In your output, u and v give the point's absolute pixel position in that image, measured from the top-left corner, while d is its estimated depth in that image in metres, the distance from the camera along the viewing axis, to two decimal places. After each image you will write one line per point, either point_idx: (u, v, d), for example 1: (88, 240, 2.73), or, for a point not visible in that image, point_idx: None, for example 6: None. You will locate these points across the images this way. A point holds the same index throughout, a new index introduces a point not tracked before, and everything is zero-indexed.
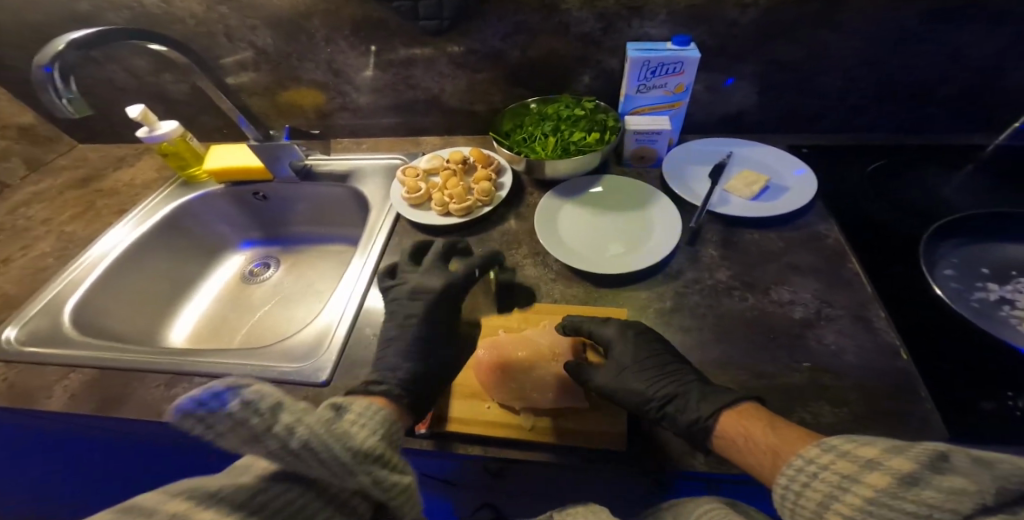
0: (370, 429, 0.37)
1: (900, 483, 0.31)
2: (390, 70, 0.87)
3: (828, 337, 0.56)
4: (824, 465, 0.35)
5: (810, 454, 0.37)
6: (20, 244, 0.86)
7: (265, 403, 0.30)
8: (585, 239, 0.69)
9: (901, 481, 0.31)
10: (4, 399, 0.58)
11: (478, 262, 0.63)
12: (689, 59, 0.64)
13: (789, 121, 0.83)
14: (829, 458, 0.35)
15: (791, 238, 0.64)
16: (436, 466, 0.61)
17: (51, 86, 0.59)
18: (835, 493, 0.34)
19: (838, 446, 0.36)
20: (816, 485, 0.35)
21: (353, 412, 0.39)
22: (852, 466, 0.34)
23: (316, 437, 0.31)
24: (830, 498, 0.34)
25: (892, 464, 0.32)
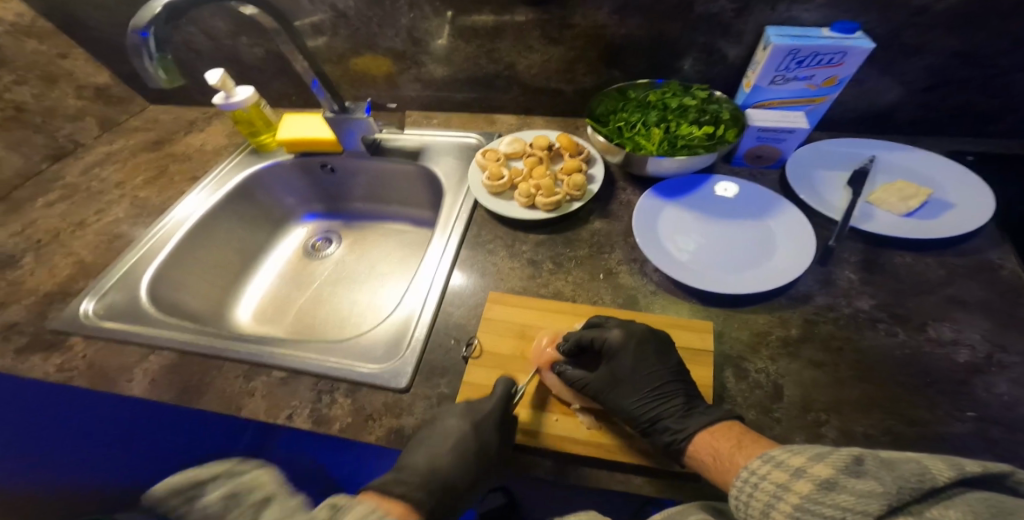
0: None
1: (819, 488, 0.36)
2: (474, 41, 0.80)
3: (999, 386, 0.47)
4: (761, 475, 0.39)
5: (751, 466, 0.40)
6: (95, 207, 0.85)
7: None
8: (687, 242, 0.63)
9: (818, 485, 0.36)
10: (86, 379, 0.61)
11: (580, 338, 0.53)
12: (856, 51, 0.60)
13: (937, 123, 0.72)
14: (765, 467, 0.39)
15: (954, 265, 0.57)
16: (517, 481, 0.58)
17: (145, 52, 0.59)
18: (770, 501, 0.37)
19: (775, 456, 0.39)
20: (755, 493, 0.39)
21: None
22: (782, 473, 0.38)
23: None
24: (767, 506, 0.37)
25: (813, 471, 0.37)
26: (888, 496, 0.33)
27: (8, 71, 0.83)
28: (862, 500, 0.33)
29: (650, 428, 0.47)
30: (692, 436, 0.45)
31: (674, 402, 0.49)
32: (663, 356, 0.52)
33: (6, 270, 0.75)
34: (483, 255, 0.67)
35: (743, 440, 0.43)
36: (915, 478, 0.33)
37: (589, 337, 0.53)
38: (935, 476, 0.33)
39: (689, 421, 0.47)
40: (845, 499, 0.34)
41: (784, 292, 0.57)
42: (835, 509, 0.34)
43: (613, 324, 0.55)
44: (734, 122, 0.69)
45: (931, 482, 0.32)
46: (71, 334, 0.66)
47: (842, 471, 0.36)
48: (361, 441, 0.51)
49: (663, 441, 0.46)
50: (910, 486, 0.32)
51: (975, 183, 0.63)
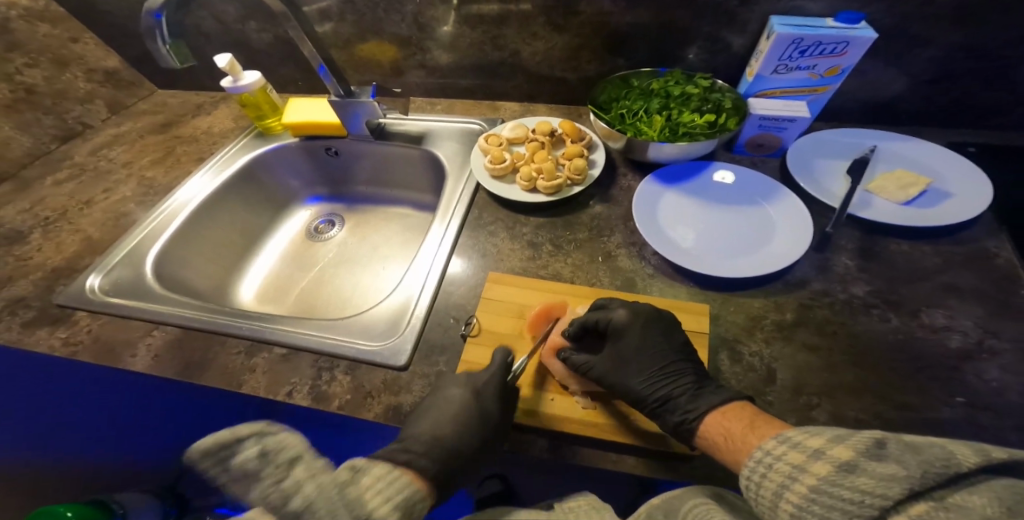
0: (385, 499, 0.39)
1: (837, 470, 0.34)
2: (479, 27, 0.80)
3: (989, 372, 0.48)
4: (775, 456, 0.38)
5: (764, 447, 0.39)
6: (102, 187, 0.86)
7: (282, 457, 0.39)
8: (691, 229, 0.63)
9: (837, 468, 0.34)
10: (91, 353, 0.62)
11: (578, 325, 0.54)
12: (859, 41, 0.60)
13: (938, 114, 0.72)
14: (780, 448, 0.38)
15: (950, 254, 0.58)
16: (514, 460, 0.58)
17: (158, 34, 0.61)
18: (784, 481, 0.36)
19: (790, 437, 0.39)
20: (767, 474, 0.38)
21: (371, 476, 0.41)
22: (798, 455, 0.37)
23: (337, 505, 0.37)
24: (781, 487, 0.36)
25: (832, 453, 0.35)
26: (910, 480, 0.31)
27: (20, 52, 0.84)
28: (882, 483, 0.32)
29: (660, 409, 0.48)
30: (703, 416, 0.45)
31: (680, 381, 0.49)
32: (668, 336, 0.52)
33: (15, 246, 0.76)
34: (483, 238, 0.68)
35: (756, 420, 0.43)
36: (940, 462, 0.31)
37: (595, 320, 0.54)
38: (960, 462, 0.31)
39: (699, 401, 0.47)
40: (864, 483, 0.32)
41: (781, 277, 0.58)
42: (854, 493, 0.32)
43: (618, 304, 0.56)
44: (736, 112, 0.69)
45: (956, 468, 0.31)
46: (77, 310, 0.67)
47: (862, 454, 0.34)
48: (360, 417, 0.52)
49: (673, 422, 0.46)
50: (935, 471, 0.31)
51: (974, 173, 0.63)
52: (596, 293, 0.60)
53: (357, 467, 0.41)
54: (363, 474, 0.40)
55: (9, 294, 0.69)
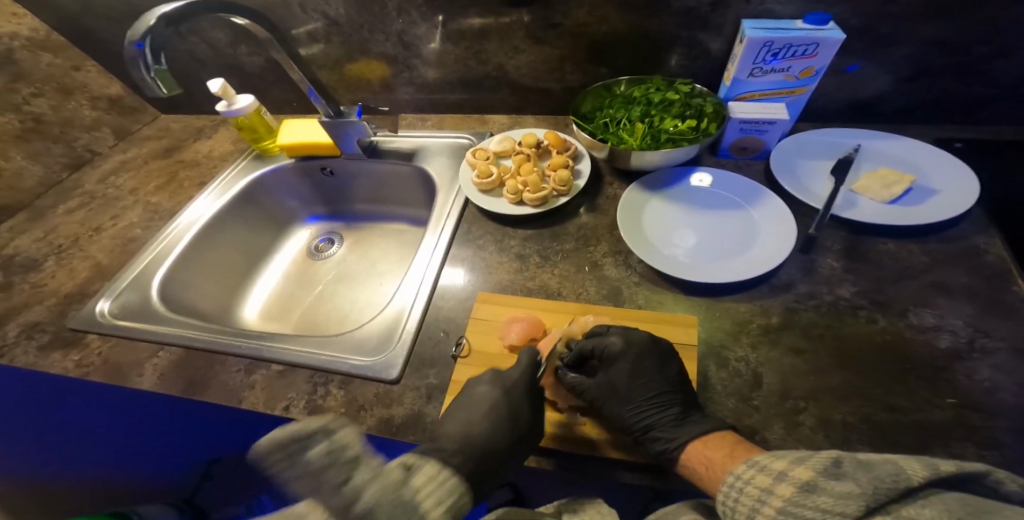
0: (436, 500, 0.39)
1: (799, 490, 0.35)
2: (463, 43, 0.82)
3: (980, 372, 0.47)
4: (745, 479, 0.38)
5: (736, 471, 0.40)
6: (110, 213, 0.89)
7: (343, 456, 0.34)
8: (682, 238, 0.63)
9: (798, 488, 0.35)
10: (101, 374, 0.64)
11: (574, 357, 0.54)
12: (828, 42, 0.61)
13: (923, 109, 0.72)
14: (749, 472, 0.39)
15: (937, 252, 0.57)
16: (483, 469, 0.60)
17: (142, 62, 0.63)
18: (755, 504, 0.37)
19: (759, 460, 0.39)
20: (740, 497, 0.38)
21: (422, 475, 0.41)
22: (766, 478, 0.37)
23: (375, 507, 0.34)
24: (752, 510, 0.37)
25: (794, 474, 0.36)
26: (864, 497, 0.32)
27: (26, 83, 0.88)
28: (839, 501, 0.33)
29: (642, 437, 0.47)
30: (684, 446, 0.45)
31: (667, 410, 0.48)
32: (662, 367, 0.51)
33: (29, 273, 0.79)
34: (472, 250, 0.69)
35: (737, 449, 0.43)
36: (890, 478, 0.32)
37: (591, 347, 0.54)
38: (910, 476, 0.32)
39: (681, 430, 0.46)
40: (824, 502, 0.34)
41: (766, 280, 0.58)
42: (815, 511, 0.33)
43: (615, 332, 0.54)
44: (716, 116, 0.70)
45: (906, 482, 0.32)
46: (87, 333, 0.69)
47: (821, 474, 0.35)
48: (354, 430, 0.53)
49: (655, 450, 0.46)
50: (886, 486, 0.32)
51: (961, 166, 0.62)
52: (585, 305, 0.59)
53: (408, 464, 0.41)
54: (416, 473, 0.41)
55: (25, 320, 0.72)
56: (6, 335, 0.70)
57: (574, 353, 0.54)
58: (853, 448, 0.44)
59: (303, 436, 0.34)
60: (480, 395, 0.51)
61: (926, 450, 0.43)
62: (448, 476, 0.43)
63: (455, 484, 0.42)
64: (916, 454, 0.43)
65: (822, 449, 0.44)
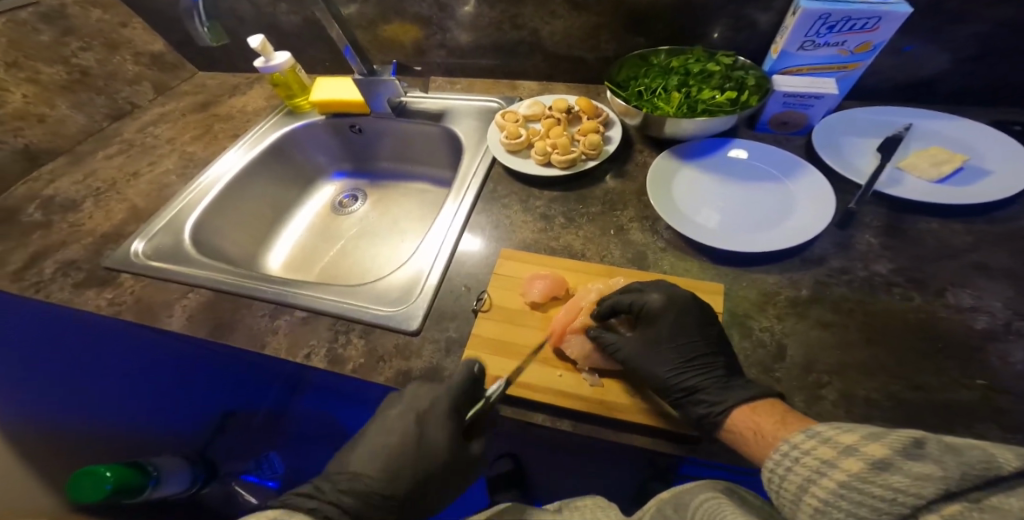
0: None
1: (869, 467, 0.32)
2: (498, 6, 0.81)
3: (1015, 354, 0.45)
4: (804, 450, 0.36)
5: (791, 440, 0.38)
6: (147, 161, 0.92)
7: None
8: (721, 209, 0.61)
9: (867, 465, 0.32)
10: (132, 310, 0.67)
11: (604, 310, 0.52)
12: (892, 16, 0.57)
13: (979, 88, 0.68)
14: (809, 443, 0.37)
15: (983, 232, 0.54)
16: None
17: (194, 15, 0.64)
18: (811, 476, 0.35)
19: (822, 432, 0.37)
20: (794, 466, 0.36)
21: None
22: (829, 450, 0.35)
23: None
24: (806, 481, 0.35)
25: (864, 450, 0.33)
26: (945, 481, 0.28)
27: (75, 37, 0.93)
28: (914, 482, 0.29)
29: (685, 399, 0.46)
30: (731, 410, 0.44)
31: (710, 373, 0.47)
32: (703, 326, 0.50)
33: (69, 213, 0.82)
34: (497, 210, 0.69)
35: (789, 416, 0.41)
36: (981, 465, 0.28)
37: (629, 302, 0.52)
38: (1003, 464, 0.27)
39: (728, 394, 0.45)
40: (896, 482, 0.30)
41: (799, 254, 0.56)
42: (884, 490, 0.30)
43: (655, 287, 0.53)
44: (758, 88, 0.68)
45: (999, 470, 0.27)
46: (121, 272, 0.72)
47: (897, 452, 0.31)
48: (373, 379, 0.54)
49: (697, 414, 0.45)
50: (975, 473, 0.27)
51: (1020, 152, 0.59)
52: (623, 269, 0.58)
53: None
54: None
55: (63, 256, 0.75)
56: (43, 271, 0.73)
57: (604, 305, 0.52)
58: (876, 424, 0.43)
59: None
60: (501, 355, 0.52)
61: (954, 429, 0.41)
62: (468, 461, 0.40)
63: (476, 473, 0.40)
64: (941, 431, 0.41)
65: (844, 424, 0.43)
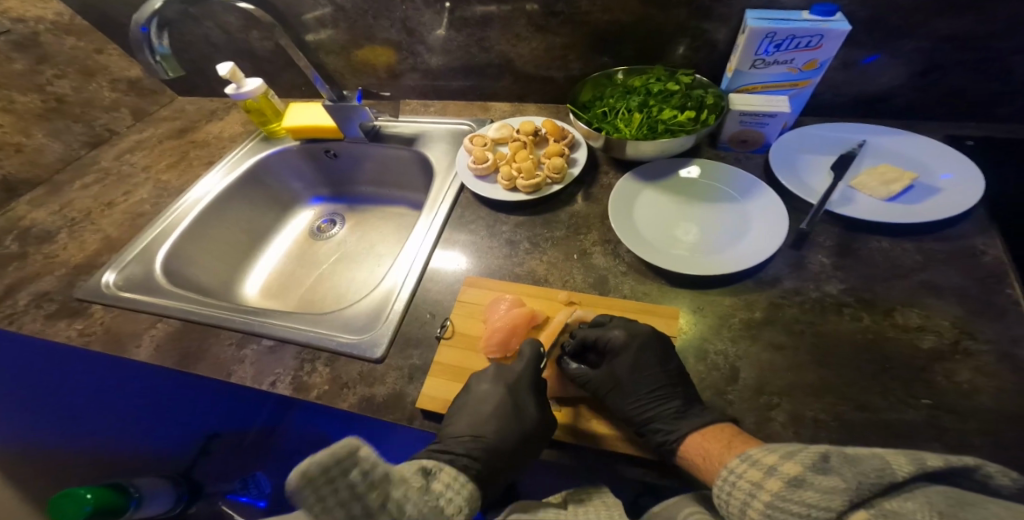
0: (455, 505, 0.41)
1: (787, 485, 0.35)
2: (465, 30, 0.82)
3: (960, 374, 0.46)
4: (738, 474, 0.38)
5: (729, 465, 0.39)
6: (123, 189, 0.93)
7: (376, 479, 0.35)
8: (685, 235, 0.62)
9: (786, 483, 0.35)
10: (102, 342, 0.67)
11: (574, 344, 0.55)
12: (833, 33, 0.59)
13: (933, 105, 0.70)
14: (741, 466, 0.38)
15: (932, 251, 0.56)
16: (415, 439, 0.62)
17: (147, 46, 0.66)
18: (747, 498, 0.37)
19: (750, 454, 0.39)
20: (733, 490, 0.38)
21: (440, 480, 0.43)
22: (756, 472, 0.37)
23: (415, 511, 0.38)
24: (744, 504, 0.37)
25: (782, 469, 0.36)
26: (848, 493, 0.32)
27: (50, 64, 0.92)
28: (825, 496, 0.33)
29: (644, 429, 0.46)
30: (684, 437, 0.44)
31: (667, 404, 0.47)
32: (662, 360, 0.50)
33: (44, 244, 0.83)
34: (464, 235, 0.70)
35: (734, 441, 0.42)
36: (875, 474, 0.32)
37: (593, 338, 0.53)
38: (895, 471, 0.32)
39: (682, 422, 0.46)
40: (810, 496, 0.34)
41: (753, 275, 0.57)
42: (801, 507, 0.34)
43: (617, 324, 0.54)
44: (717, 108, 0.69)
45: (891, 477, 0.32)
46: (92, 303, 0.72)
47: (809, 468, 0.35)
48: (336, 406, 0.54)
49: (655, 441, 0.45)
50: (870, 482, 0.32)
51: (968, 166, 0.61)
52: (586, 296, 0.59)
53: (426, 470, 0.43)
54: (435, 475, 0.43)
55: (36, 288, 0.75)
56: (18, 303, 0.73)
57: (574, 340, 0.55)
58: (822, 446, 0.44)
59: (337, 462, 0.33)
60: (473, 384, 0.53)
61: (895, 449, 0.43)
62: (466, 480, 0.44)
63: (471, 488, 0.44)
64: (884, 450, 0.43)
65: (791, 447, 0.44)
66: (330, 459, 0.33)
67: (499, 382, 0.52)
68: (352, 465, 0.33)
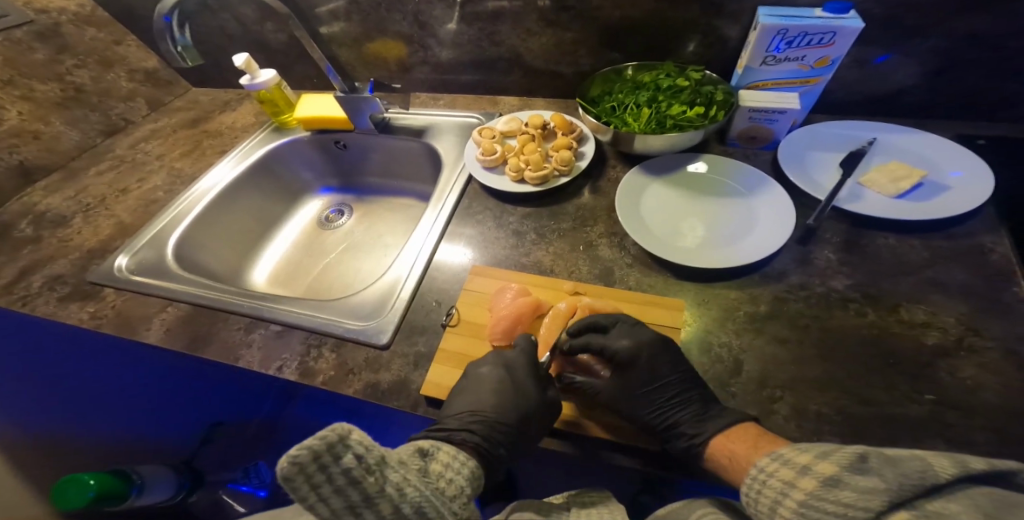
0: (458, 486, 0.42)
1: (822, 484, 0.35)
2: (476, 24, 0.83)
3: (964, 370, 0.46)
4: (769, 472, 0.38)
5: (759, 463, 0.39)
6: (138, 176, 0.94)
7: (372, 460, 0.34)
8: (692, 229, 0.62)
9: (821, 483, 0.35)
10: (113, 324, 0.69)
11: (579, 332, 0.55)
12: (846, 31, 0.59)
13: (945, 103, 0.70)
14: (771, 464, 0.39)
15: (940, 249, 0.56)
16: (416, 425, 0.63)
17: (169, 36, 0.67)
18: (778, 497, 0.37)
19: (781, 453, 0.39)
20: (762, 489, 0.38)
21: (439, 461, 0.43)
22: (789, 471, 0.37)
23: (417, 495, 0.36)
24: (774, 502, 0.37)
25: (817, 468, 0.36)
26: (889, 493, 0.32)
27: (71, 55, 0.95)
28: (863, 497, 0.33)
29: (666, 434, 0.46)
30: (709, 440, 0.44)
31: (685, 408, 0.47)
32: (671, 351, 0.51)
33: (58, 229, 0.84)
34: (470, 226, 0.71)
35: (761, 440, 0.42)
36: (918, 475, 0.32)
37: (598, 347, 0.52)
38: (937, 474, 0.32)
39: (705, 424, 0.45)
40: (847, 496, 0.34)
41: (759, 269, 0.57)
42: (838, 506, 0.34)
43: (622, 331, 0.53)
44: (726, 104, 0.69)
45: (934, 479, 0.32)
46: (105, 287, 0.74)
47: (846, 468, 0.35)
48: (341, 391, 0.55)
49: (680, 447, 0.45)
50: (912, 483, 0.32)
51: (979, 167, 0.60)
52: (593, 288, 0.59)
53: (424, 451, 0.43)
54: (433, 455, 0.43)
55: (50, 271, 0.77)
56: (31, 285, 0.75)
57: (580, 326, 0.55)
58: (823, 439, 0.44)
59: (326, 451, 0.32)
60: (484, 372, 0.53)
61: (895, 444, 0.43)
62: (467, 459, 0.45)
63: (473, 467, 0.45)
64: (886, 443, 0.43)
65: (793, 439, 0.44)
66: (321, 446, 0.31)
67: (500, 373, 0.53)
68: (346, 454, 0.32)
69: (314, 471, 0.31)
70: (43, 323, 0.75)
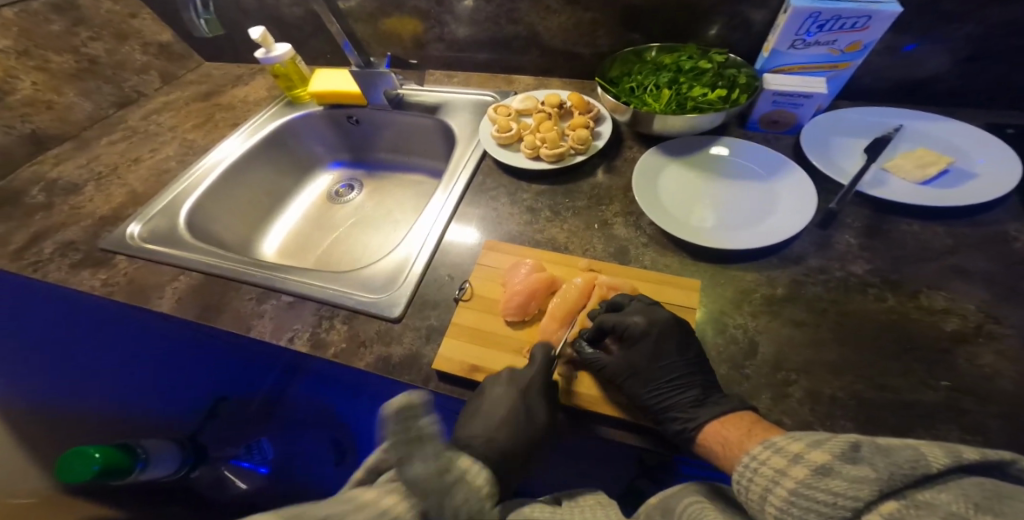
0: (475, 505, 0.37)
1: (813, 473, 0.34)
2: (494, 1, 0.81)
3: (983, 357, 0.45)
4: (760, 460, 0.38)
5: (752, 451, 0.39)
6: (150, 146, 0.94)
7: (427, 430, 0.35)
8: (709, 211, 0.61)
9: (812, 471, 0.35)
10: (125, 291, 0.69)
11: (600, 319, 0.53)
12: (881, 15, 0.57)
13: (973, 91, 0.68)
14: (764, 453, 0.38)
15: (963, 236, 0.55)
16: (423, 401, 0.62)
17: (192, 6, 0.67)
18: (769, 485, 0.37)
19: (775, 442, 0.38)
20: (754, 477, 0.38)
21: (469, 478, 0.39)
22: (781, 459, 0.37)
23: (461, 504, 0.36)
24: (765, 490, 0.37)
25: (809, 457, 0.35)
26: (879, 483, 0.32)
27: (85, 26, 0.95)
28: (852, 485, 0.32)
29: (662, 417, 0.45)
30: (703, 425, 0.44)
31: (686, 392, 0.46)
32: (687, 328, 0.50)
33: (70, 196, 0.84)
34: (484, 202, 0.70)
35: (755, 428, 0.42)
36: (908, 464, 0.32)
37: (611, 323, 0.51)
38: (929, 463, 0.31)
39: (700, 410, 0.45)
40: (836, 485, 0.33)
41: (777, 252, 0.57)
42: (826, 495, 0.33)
43: (637, 308, 0.53)
44: (749, 87, 0.67)
45: (925, 469, 0.31)
46: (116, 254, 0.74)
47: (838, 457, 0.34)
48: (353, 363, 0.55)
49: (673, 430, 0.45)
50: (903, 473, 0.31)
51: (1007, 154, 0.59)
52: (608, 267, 0.59)
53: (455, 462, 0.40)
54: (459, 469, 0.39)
55: (61, 238, 0.77)
56: (43, 251, 0.75)
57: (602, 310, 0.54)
58: (837, 422, 0.43)
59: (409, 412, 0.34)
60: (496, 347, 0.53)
61: (910, 430, 0.42)
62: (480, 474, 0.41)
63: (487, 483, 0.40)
64: (901, 428, 0.42)
65: (806, 421, 0.44)
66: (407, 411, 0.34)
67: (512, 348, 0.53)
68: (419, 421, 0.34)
69: (406, 427, 0.34)
70: (54, 291, 0.75)
